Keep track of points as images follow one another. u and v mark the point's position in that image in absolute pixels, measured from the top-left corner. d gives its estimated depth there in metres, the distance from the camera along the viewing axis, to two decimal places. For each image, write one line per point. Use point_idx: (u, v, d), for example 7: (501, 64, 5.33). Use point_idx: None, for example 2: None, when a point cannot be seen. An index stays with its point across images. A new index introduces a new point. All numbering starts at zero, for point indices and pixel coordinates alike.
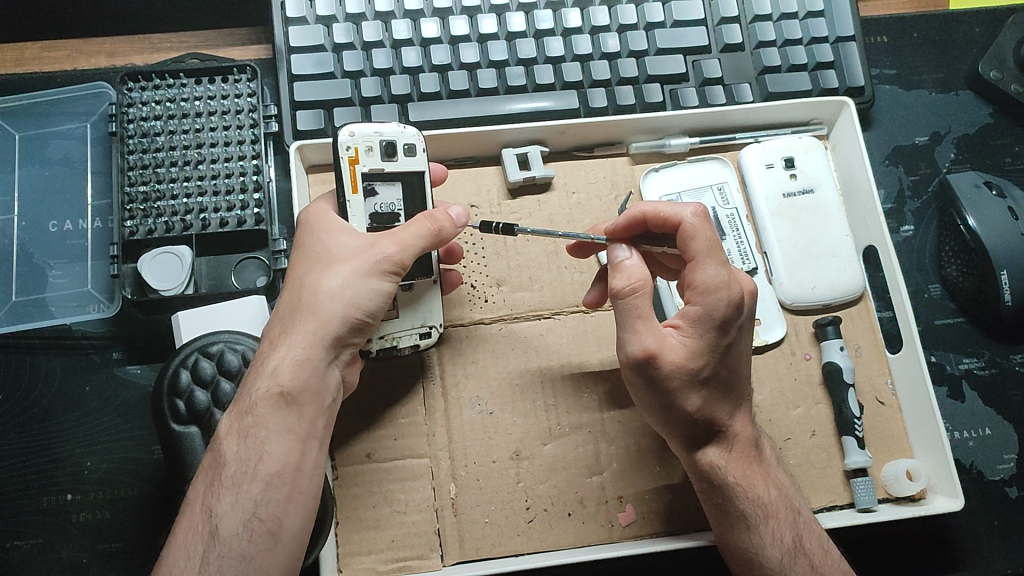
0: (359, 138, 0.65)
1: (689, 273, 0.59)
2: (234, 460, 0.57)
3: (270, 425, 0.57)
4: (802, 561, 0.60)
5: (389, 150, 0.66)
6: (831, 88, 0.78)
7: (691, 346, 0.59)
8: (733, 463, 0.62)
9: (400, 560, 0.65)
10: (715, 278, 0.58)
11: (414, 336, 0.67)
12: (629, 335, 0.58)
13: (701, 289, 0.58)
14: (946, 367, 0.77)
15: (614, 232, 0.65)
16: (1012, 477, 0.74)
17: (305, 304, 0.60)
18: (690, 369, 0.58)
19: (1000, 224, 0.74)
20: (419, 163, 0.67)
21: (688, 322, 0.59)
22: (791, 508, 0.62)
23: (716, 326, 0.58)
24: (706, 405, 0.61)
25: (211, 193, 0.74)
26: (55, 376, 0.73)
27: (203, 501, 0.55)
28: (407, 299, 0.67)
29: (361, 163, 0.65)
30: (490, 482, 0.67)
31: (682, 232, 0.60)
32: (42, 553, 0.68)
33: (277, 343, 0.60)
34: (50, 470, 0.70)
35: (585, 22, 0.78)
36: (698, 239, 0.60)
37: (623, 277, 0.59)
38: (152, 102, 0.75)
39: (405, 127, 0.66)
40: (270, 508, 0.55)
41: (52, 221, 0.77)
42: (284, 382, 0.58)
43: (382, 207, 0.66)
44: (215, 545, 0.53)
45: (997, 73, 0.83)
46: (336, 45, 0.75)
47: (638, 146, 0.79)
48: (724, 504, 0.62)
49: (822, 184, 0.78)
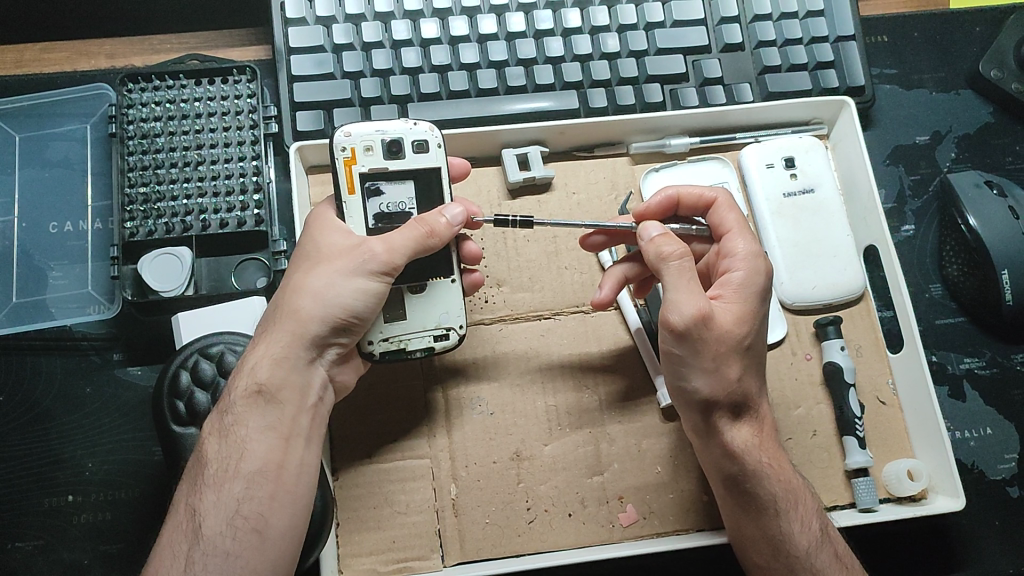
0: (356, 139, 0.64)
1: (728, 243, 0.65)
2: (215, 458, 0.57)
3: (250, 423, 0.59)
4: (828, 547, 0.61)
5: (394, 148, 0.64)
6: (832, 87, 0.78)
7: (736, 313, 0.61)
8: (764, 447, 0.62)
9: (401, 561, 0.65)
10: (751, 246, 0.65)
11: (427, 338, 0.65)
12: (681, 298, 0.59)
13: (742, 255, 0.64)
14: (947, 367, 0.77)
15: (647, 212, 0.70)
16: (1013, 477, 0.74)
17: (284, 303, 0.61)
18: (737, 334, 0.60)
19: (1001, 223, 0.74)
20: (432, 159, 0.65)
21: (729, 290, 0.62)
22: (814, 497, 0.63)
23: (757, 293, 0.62)
24: (746, 374, 0.61)
25: (211, 194, 0.74)
26: (56, 377, 0.73)
27: (186, 502, 0.56)
28: (420, 299, 0.66)
29: (358, 163, 0.64)
30: (491, 482, 0.67)
31: (720, 205, 0.68)
32: (43, 555, 0.68)
33: (258, 343, 0.61)
34: (50, 471, 0.70)
35: (585, 22, 0.78)
36: (733, 211, 0.67)
37: (670, 243, 0.61)
38: (151, 103, 0.75)
39: (412, 124, 0.65)
40: (254, 506, 0.56)
41: (52, 222, 0.77)
42: (263, 379, 0.60)
43: (390, 206, 0.65)
44: (199, 543, 0.54)
45: (997, 72, 0.83)
46: (335, 46, 0.75)
47: (639, 147, 0.78)
48: (750, 491, 0.61)
49: (822, 183, 0.78)
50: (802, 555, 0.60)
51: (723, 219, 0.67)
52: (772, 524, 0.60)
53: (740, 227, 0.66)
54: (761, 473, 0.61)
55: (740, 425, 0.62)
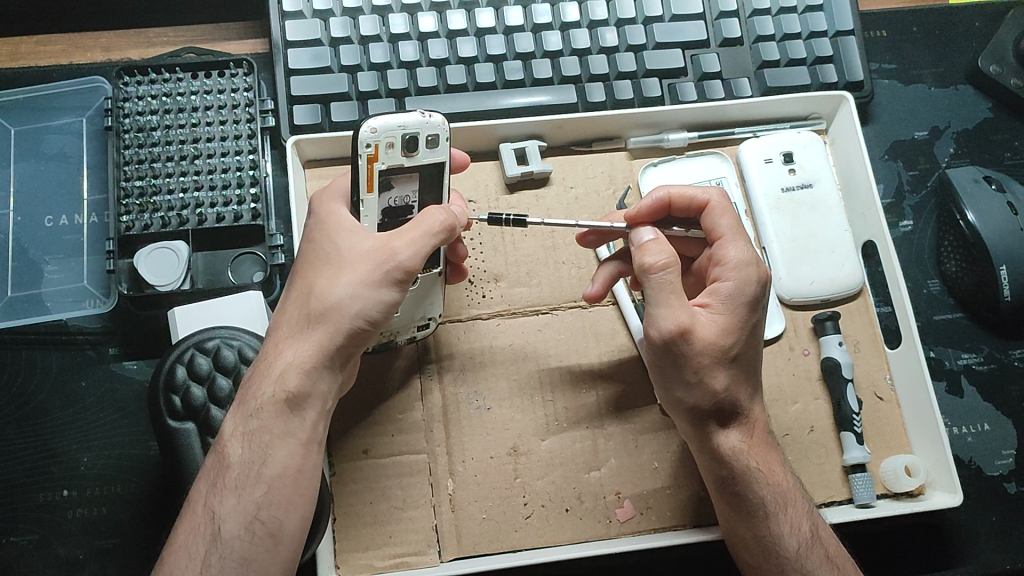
0: (380, 135, 0.59)
1: (717, 250, 0.63)
2: (239, 462, 0.57)
3: (274, 429, 0.57)
4: (819, 549, 0.60)
5: (411, 144, 0.60)
6: (830, 82, 0.77)
7: (721, 323, 0.60)
8: (754, 449, 0.62)
9: (399, 556, 0.65)
10: (745, 254, 0.62)
11: (413, 330, 0.68)
12: (663, 310, 0.58)
13: (733, 264, 0.62)
14: (945, 362, 0.77)
15: (638, 216, 0.66)
16: (1011, 473, 0.74)
17: (316, 306, 0.59)
18: (723, 346, 0.59)
19: (1000, 218, 0.74)
20: (441, 154, 0.62)
21: (717, 300, 0.61)
22: (806, 498, 0.63)
23: (747, 302, 0.61)
24: (734, 384, 0.61)
25: (208, 188, 0.74)
26: (51, 373, 0.72)
27: (206, 502, 0.56)
28: (412, 296, 0.66)
29: (379, 161, 0.60)
30: (488, 477, 0.67)
31: (711, 210, 0.66)
32: (39, 550, 0.68)
33: (283, 346, 0.59)
34: (46, 467, 0.70)
35: (584, 16, 0.78)
36: (726, 216, 0.65)
37: (655, 253, 0.59)
38: (147, 97, 0.75)
39: (429, 117, 0.60)
40: (272, 511, 0.56)
41: (48, 216, 0.77)
42: (293, 388, 0.58)
43: (395, 200, 0.63)
44: (217, 547, 0.54)
45: (997, 67, 0.83)
46: (332, 39, 0.75)
47: (637, 141, 0.78)
48: (742, 493, 0.61)
49: (821, 180, 0.78)
50: (792, 557, 0.60)
51: (716, 224, 0.65)
52: (763, 525, 0.60)
53: (733, 233, 0.64)
54: (750, 477, 0.61)
55: (737, 423, 0.62)
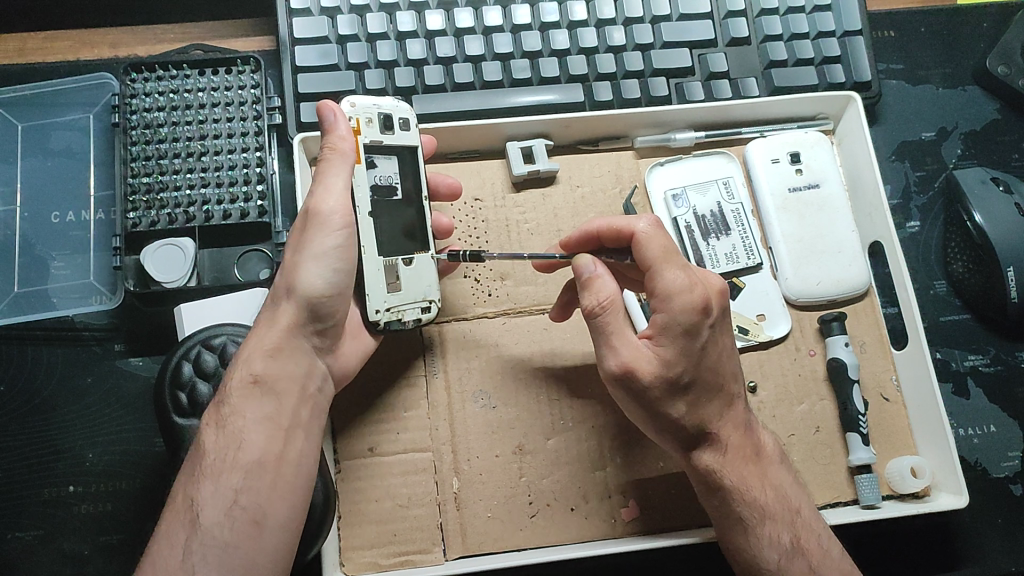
0: (359, 110, 0.65)
1: (651, 281, 0.59)
2: (213, 448, 0.57)
3: (246, 414, 0.58)
4: (799, 563, 0.59)
5: (387, 123, 0.66)
6: (838, 82, 0.77)
7: (661, 354, 0.58)
8: (727, 466, 0.61)
9: (402, 554, 0.65)
10: (676, 283, 0.58)
11: (416, 310, 0.65)
12: (606, 351, 0.59)
13: (669, 296, 0.57)
14: (951, 364, 0.77)
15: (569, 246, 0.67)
16: (1016, 474, 0.74)
17: (282, 289, 0.62)
18: (667, 377, 0.58)
19: (1006, 218, 0.73)
20: (413, 138, 0.67)
21: (657, 329, 0.58)
22: (786, 509, 0.61)
23: (683, 331, 0.57)
24: (698, 409, 0.60)
25: (215, 184, 0.74)
26: (57, 369, 0.72)
27: (185, 492, 0.55)
28: (408, 274, 0.66)
29: (363, 134, 0.65)
30: (492, 475, 0.67)
31: (637, 241, 0.60)
32: (43, 546, 0.68)
33: (255, 334, 0.63)
34: (51, 462, 0.70)
35: (591, 15, 0.78)
36: (653, 246, 0.60)
37: (592, 298, 0.59)
38: (155, 93, 0.75)
39: (400, 102, 0.67)
40: (252, 497, 0.55)
41: (54, 213, 0.77)
42: (260, 372, 0.60)
43: (381, 180, 0.66)
44: (197, 534, 0.53)
45: (1005, 68, 0.82)
46: (340, 37, 0.74)
47: (644, 140, 0.78)
48: (718, 505, 0.61)
49: (828, 179, 0.78)
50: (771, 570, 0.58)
51: (644, 257, 0.60)
52: (759, 530, 0.59)
53: (662, 262, 0.59)
54: (729, 490, 0.60)
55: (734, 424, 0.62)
